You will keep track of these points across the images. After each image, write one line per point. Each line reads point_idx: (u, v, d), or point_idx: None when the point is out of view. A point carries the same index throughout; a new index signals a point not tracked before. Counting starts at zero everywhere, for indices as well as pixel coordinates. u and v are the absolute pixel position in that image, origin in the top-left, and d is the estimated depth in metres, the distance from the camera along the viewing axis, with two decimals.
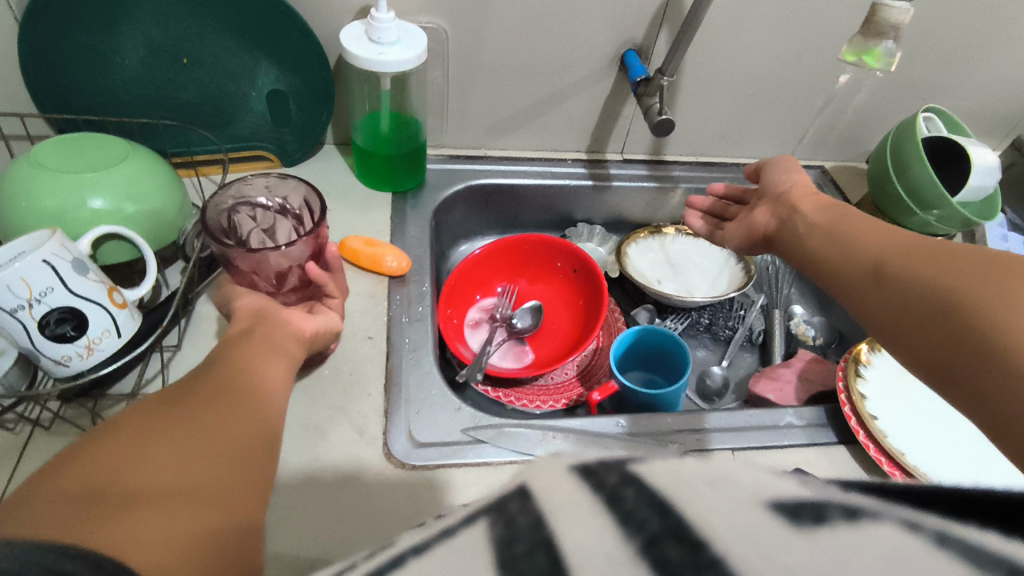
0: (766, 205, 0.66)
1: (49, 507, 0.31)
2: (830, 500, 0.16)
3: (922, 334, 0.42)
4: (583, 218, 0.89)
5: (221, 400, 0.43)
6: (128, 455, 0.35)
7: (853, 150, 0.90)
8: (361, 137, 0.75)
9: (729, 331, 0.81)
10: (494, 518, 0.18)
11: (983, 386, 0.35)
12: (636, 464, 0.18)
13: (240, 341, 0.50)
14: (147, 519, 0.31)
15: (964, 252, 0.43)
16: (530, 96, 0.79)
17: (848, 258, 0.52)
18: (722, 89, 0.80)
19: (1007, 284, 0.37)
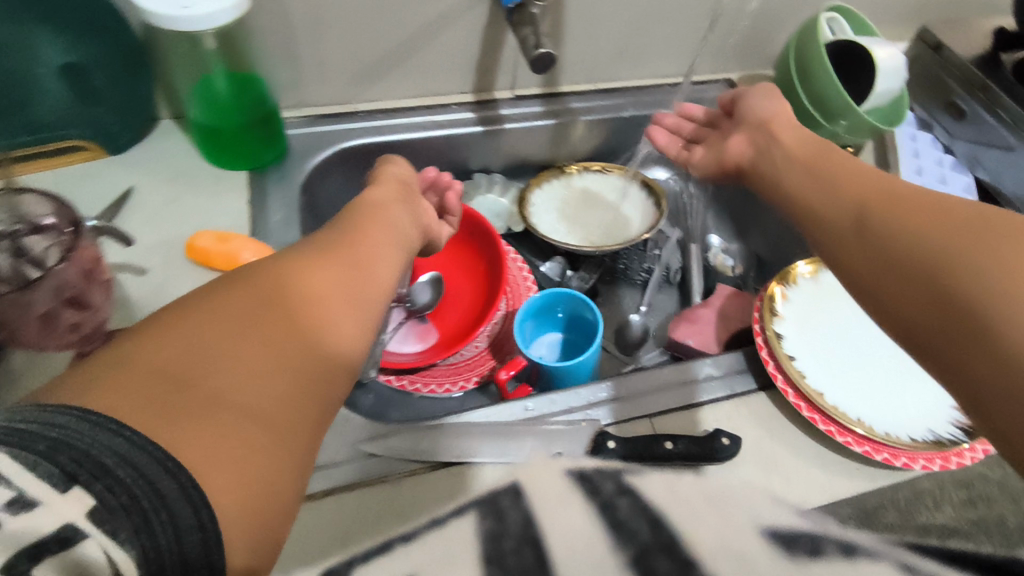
0: (744, 134, 0.60)
1: (133, 390, 0.30)
2: (826, 534, 0.17)
3: (900, 296, 0.39)
4: (479, 167, 0.81)
5: (315, 297, 0.39)
6: (213, 351, 0.33)
7: (759, 58, 0.83)
8: (195, 110, 0.62)
9: (644, 274, 0.77)
10: (485, 511, 0.18)
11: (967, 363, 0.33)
12: (634, 477, 0.19)
13: (343, 232, 0.46)
14: (218, 435, 0.30)
15: (959, 205, 0.39)
16: (393, 35, 0.68)
17: (828, 200, 0.48)
18: (611, 5, 0.71)
19: (1000, 244, 0.35)
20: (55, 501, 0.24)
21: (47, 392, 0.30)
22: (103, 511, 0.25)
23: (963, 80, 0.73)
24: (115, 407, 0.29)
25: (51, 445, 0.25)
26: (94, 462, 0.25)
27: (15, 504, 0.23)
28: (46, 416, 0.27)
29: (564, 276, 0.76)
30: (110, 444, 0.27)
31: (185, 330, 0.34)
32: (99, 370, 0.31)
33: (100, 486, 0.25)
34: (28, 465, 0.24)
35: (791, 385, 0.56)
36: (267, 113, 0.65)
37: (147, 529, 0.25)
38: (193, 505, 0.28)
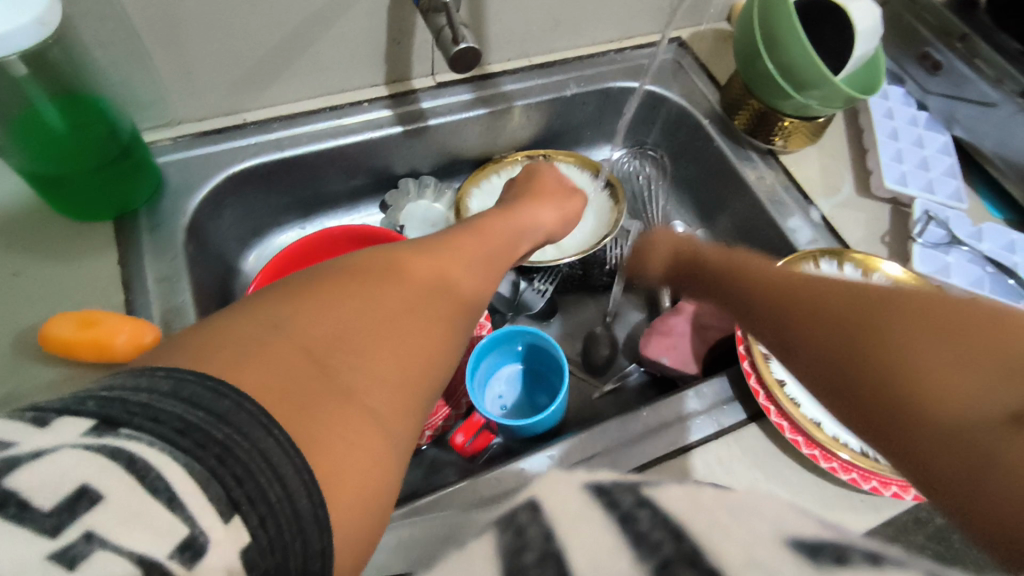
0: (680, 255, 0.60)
1: (273, 373, 0.28)
2: (851, 544, 0.15)
3: (843, 390, 0.35)
4: (406, 171, 0.69)
5: (428, 304, 0.38)
6: (344, 339, 0.32)
7: (714, 10, 0.73)
8: (19, 159, 0.48)
9: (607, 278, 0.68)
10: (502, 528, 0.16)
11: (941, 469, 0.30)
12: (652, 489, 0.17)
13: (453, 237, 0.46)
14: (347, 438, 0.29)
15: (890, 294, 0.36)
16: (275, 29, 0.54)
17: (760, 298, 0.45)
18: None
19: (914, 333, 0.33)
20: (221, 535, 0.22)
21: (183, 351, 0.28)
22: (254, 554, 0.23)
23: (937, 28, 0.66)
24: (262, 391, 0.27)
25: (220, 454, 0.23)
26: (254, 484, 0.23)
27: (186, 552, 0.21)
28: (208, 399, 0.25)
29: (518, 291, 0.66)
30: (268, 451, 0.25)
31: (311, 310, 0.33)
32: (233, 340, 0.29)
33: (255, 518, 0.23)
34: (202, 482, 0.22)
35: (786, 417, 0.49)
36: (126, 146, 0.51)
37: (284, 563, 0.24)
38: (321, 531, 0.26)
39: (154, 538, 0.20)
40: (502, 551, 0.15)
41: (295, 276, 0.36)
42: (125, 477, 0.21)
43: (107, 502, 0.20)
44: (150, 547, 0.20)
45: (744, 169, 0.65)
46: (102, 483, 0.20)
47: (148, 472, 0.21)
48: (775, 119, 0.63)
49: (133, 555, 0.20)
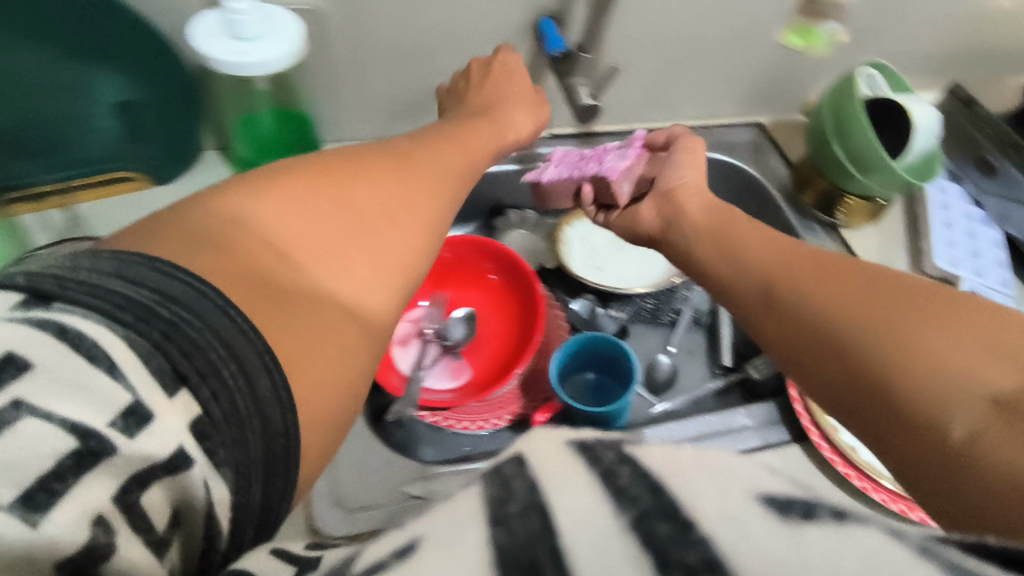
0: (654, 201, 0.60)
1: (226, 268, 0.33)
2: (818, 502, 0.20)
3: (827, 372, 0.38)
4: (511, 203, 0.82)
5: (403, 213, 0.43)
6: (304, 251, 0.37)
7: (790, 103, 0.84)
8: (242, 146, 0.64)
9: (673, 314, 0.78)
10: (491, 480, 0.22)
11: (922, 453, 0.32)
12: (635, 447, 0.23)
13: (423, 149, 0.49)
14: (320, 331, 0.35)
15: (889, 280, 0.39)
16: (435, 76, 0.69)
17: (738, 275, 0.47)
18: (649, 52, 0.71)
19: (913, 319, 0.35)
20: (165, 407, 0.25)
21: (151, 236, 0.34)
22: (204, 423, 0.27)
23: (994, 137, 0.75)
24: (212, 274, 0.32)
25: (164, 328, 0.27)
26: (202, 361, 0.27)
27: (129, 418, 0.24)
28: (153, 278, 0.29)
29: (594, 314, 0.75)
30: (221, 327, 0.29)
31: (283, 208, 0.38)
32: (195, 229, 0.35)
33: (205, 391, 0.27)
34: (143, 353, 0.26)
35: (826, 440, 0.57)
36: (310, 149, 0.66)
37: (240, 434, 0.28)
38: (282, 410, 0.31)
39: (93, 409, 0.24)
40: (489, 501, 0.21)
41: (261, 170, 0.41)
42: (57, 345, 0.24)
43: (33, 371, 0.23)
44: (87, 417, 0.23)
45: (807, 238, 0.75)
46: (30, 352, 0.23)
47: (82, 340, 0.25)
48: (839, 196, 0.73)
49: (61, 423, 0.23)
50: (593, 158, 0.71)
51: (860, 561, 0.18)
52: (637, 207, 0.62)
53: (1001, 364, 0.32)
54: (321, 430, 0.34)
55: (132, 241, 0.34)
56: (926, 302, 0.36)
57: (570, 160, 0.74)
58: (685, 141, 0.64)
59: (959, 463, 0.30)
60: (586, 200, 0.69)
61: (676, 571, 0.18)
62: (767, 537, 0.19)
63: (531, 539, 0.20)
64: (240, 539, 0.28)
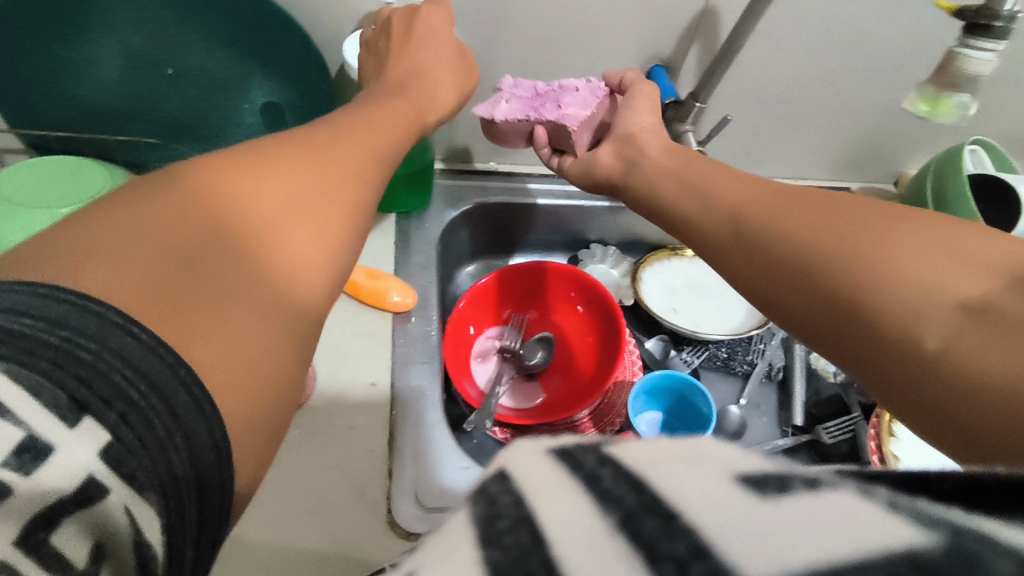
0: (613, 144, 0.59)
1: (140, 264, 0.29)
2: (792, 473, 0.17)
3: (799, 294, 0.39)
4: (596, 238, 0.84)
5: (333, 187, 0.39)
6: (220, 252, 0.32)
7: (885, 172, 0.84)
8: None
9: (747, 365, 0.77)
10: (477, 500, 0.19)
11: (890, 366, 0.34)
12: (615, 446, 0.19)
13: (346, 122, 0.45)
14: (246, 319, 0.32)
15: (851, 203, 0.41)
16: None
17: (705, 211, 0.47)
18: (752, 108, 0.73)
19: (881, 242, 0.37)
20: (68, 441, 0.24)
21: (50, 243, 0.29)
22: (117, 448, 0.25)
23: None
24: (118, 292, 0.28)
25: (54, 357, 0.24)
26: (103, 386, 0.25)
27: (25, 455, 0.23)
28: (43, 305, 0.25)
29: (667, 355, 0.77)
30: (123, 347, 0.26)
31: (178, 207, 0.32)
32: (94, 228, 0.30)
33: (112, 416, 0.25)
34: (31, 389, 0.23)
35: None
36: (422, 167, 0.69)
37: (161, 455, 0.26)
38: (208, 425, 0.28)
39: None
40: (477, 520, 0.18)
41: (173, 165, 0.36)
42: None
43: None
44: None
45: None
46: None
47: None
48: None
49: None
50: (550, 95, 0.64)
51: (834, 532, 0.15)
52: (594, 153, 0.61)
53: (961, 269, 0.34)
54: (253, 429, 0.31)
55: (21, 257, 0.28)
56: (889, 221, 0.38)
57: (524, 92, 0.65)
58: (638, 86, 0.61)
59: (925, 366, 0.32)
60: (540, 145, 0.65)
61: (665, 567, 0.15)
62: (745, 518, 0.16)
63: (520, 553, 0.16)
64: (177, 558, 0.27)
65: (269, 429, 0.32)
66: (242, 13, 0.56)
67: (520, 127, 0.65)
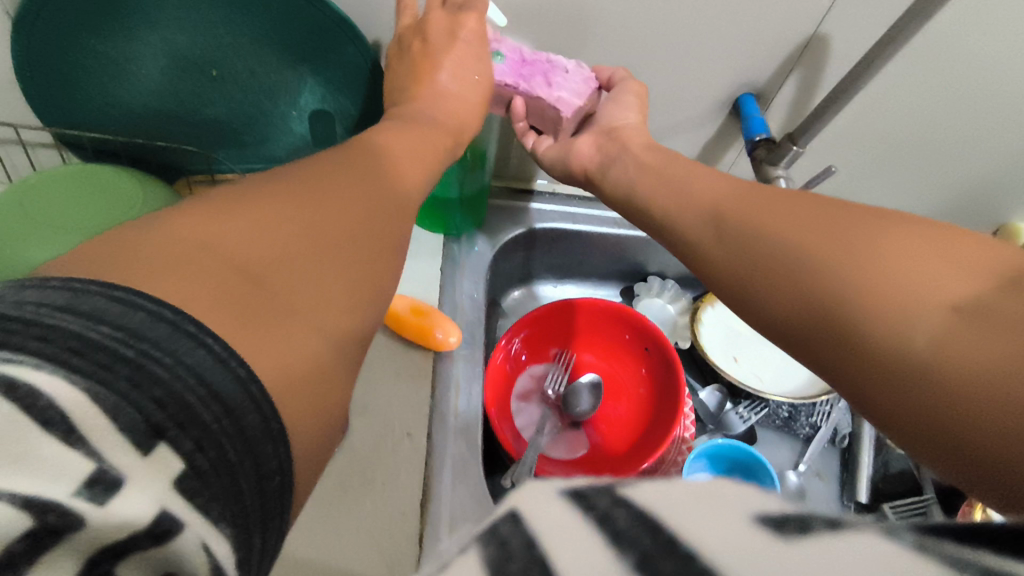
0: (593, 135, 0.57)
1: (197, 288, 0.27)
2: (811, 515, 0.17)
3: (779, 296, 0.35)
4: (655, 270, 0.78)
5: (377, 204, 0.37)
6: (274, 261, 0.30)
7: (983, 222, 0.76)
8: None
9: (809, 429, 0.70)
10: (487, 541, 0.18)
11: (873, 377, 0.29)
12: (627, 489, 0.19)
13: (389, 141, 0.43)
14: (306, 288, 0.31)
15: (828, 199, 0.37)
16: None
17: (683, 204, 0.44)
18: (851, 149, 0.66)
19: (866, 236, 0.33)
20: (138, 470, 0.21)
21: (100, 257, 0.27)
22: (191, 479, 0.22)
23: None
24: (192, 300, 0.26)
25: (130, 374, 0.22)
26: (179, 408, 0.23)
27: (96, 487, 0.20)
28: (116, 313, 0.23)
29: (722, 408, 0.71)
30: (195, 362, 0.24)
31: (246, 220, 0.31)
32: (156, 247, 0.28)
33: (189, 442, 0.23)
34: (108, 410, 0.21)
35: None
36: (477, 191, 0.65)
37: (229, 483, 0.24)
38: (273, 443, 0.26)
39: (53, 479, 0.19)
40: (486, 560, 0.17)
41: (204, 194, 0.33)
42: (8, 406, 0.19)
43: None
44: (45, 488, 0.19)
45: None
46: None
47: (37, 399, 0.20)
48: None
49: (16, 500, 0.18)
50: (539, 66, 0.54)
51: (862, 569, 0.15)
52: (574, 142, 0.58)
53: (955, 268, 0.30)
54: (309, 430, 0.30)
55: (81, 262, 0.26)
56: (872, 215, 0.34)
57: (510, 54, 0.54)
58: (627, 84, 0.56)
59: (917, 378, 0.28)
60: (517, 117, 0.58)
61: None
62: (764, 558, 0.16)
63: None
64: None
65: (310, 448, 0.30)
66: (300, 19, 0.50)
67: (502, 94, 0.57)
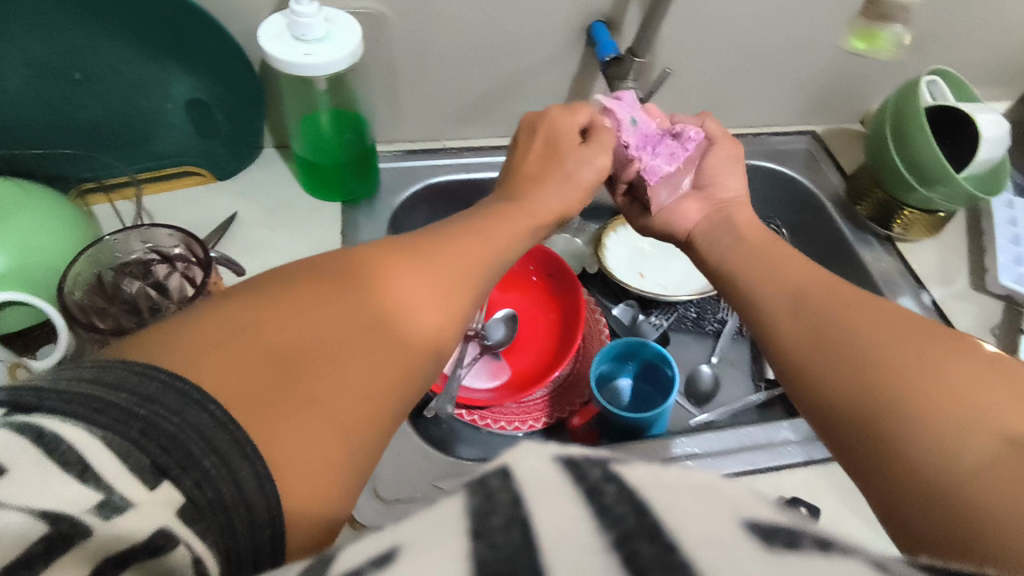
0: (700, 202, 0.59)
1: (231, 375, 0.31)
2: (804, 531, 0.18)
3: (834, 389, 0.38)
4: None
5: (428, 296, 0.40)
6: (290, 339, 0.33)
7: (848, 111, 0.82)
8: (300, 144, 0.66)
9: (717, 324, 0.76)
10: (474, 490, 0.19)
11: (902, 489, 0.33)
12: (621, 464, 0.20)
13: (456, 238, 0.45)
14: (337, 387, 0.33)
15: (930, 322, 0.39)
16: (490, 80, 0.71)
17: (769, 280, 0.47)
18: (702, 57, 0.71)
19: (935, 362, 0.35)
20: (146, 500, 0.23)
21: (147, 345, 0.31)
22: (192, 510, 0.25)
23: None
24: (217, 386, 0.30)
25: (142, 427, 0.25)
26: (182, 454, 0.26)
27: (105, 507, 0.22)
28: (134, 382, 0.27)
29: (636, 321, 0.75)
30: (198, 422, 0.27)
31: (279, 314, 0.34)
32: (199, 336, 0.32)
33: (189, 482, 0.25)
34: (122, 453, 0.24)
35: None
36: (365, 152, 0.68)
37: (229, 524, 0.26)
38: (266, 497, 0.28)
39: (63, 496, 0.21)
40: (472, 511, 0.18)
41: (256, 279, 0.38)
42: (31, 449, 0.22)
43: (6, 474, 0.21)
44: (60, 504, 0.21)
45: (862, 251, 0.73)
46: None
47: (59, 444, 0.22)
48: (897, 208, 0.71)
49: (36, 511, 0.21)
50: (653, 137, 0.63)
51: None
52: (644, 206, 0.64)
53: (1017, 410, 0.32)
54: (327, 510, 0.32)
55: (143, 344, 0.31)
56: (964, 344, 0.36)
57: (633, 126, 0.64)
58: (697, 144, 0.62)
59: (941, 499, 0.31)
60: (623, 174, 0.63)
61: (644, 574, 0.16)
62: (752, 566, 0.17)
63: (512, 555, 0.17)
64: None
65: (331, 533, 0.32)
66: (148, 11, 0.55)
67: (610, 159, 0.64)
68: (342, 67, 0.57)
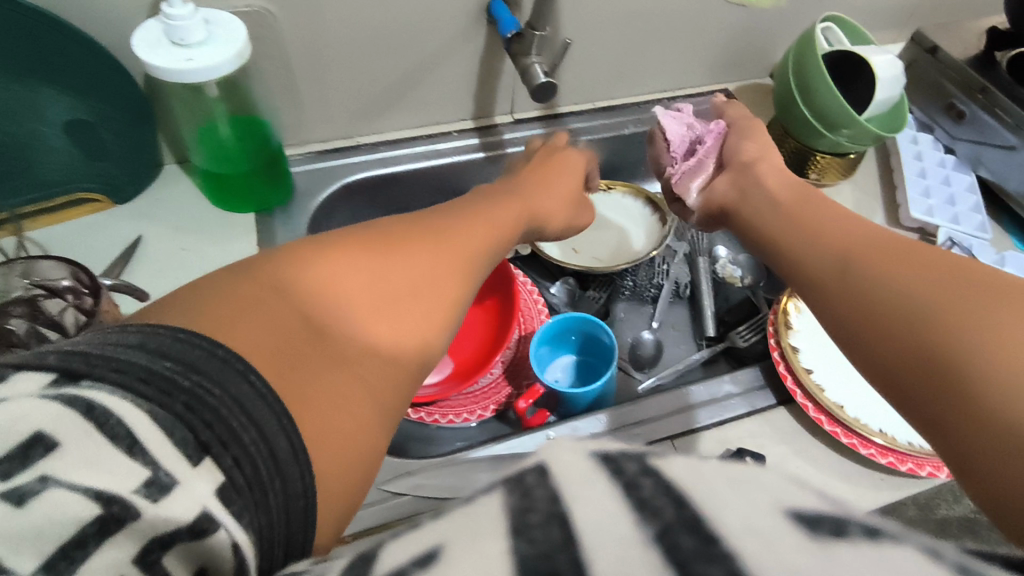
0: (730, 173, 0.61)
1: (267, 341, 0.36)
2: (850, 519, 0.17)
3: (892, 344, 0.38)
4: None
5: (432, 281, 0.45)
6: (313, 315, 0.40)
7: (755, 67, 0.84)
8: (201, 156, 0.64)
9: (654, 289, 0.77)
10: (512, 489, 0.18)
11: (974, 444, 0.31)
12: (659, 459, 0.19)
13: (455, 230, 0.50)
14: (353, 359, 0.39)
15: (997, 276, 0.37)
16: (396, 70, 0.69)
17: (818, 249, 0.47)
18: (607, 27, 0.71)
19: (993, 313, 0.34)
20: (189, 476, 0.27)
21: (194, 313, 0.36)
22: (229, 489, 0.28)
23: (960, 82, 0.75)
24: (256, 353, 0.35)
25: (186, 401, 0.29)
26: (222, 428, 0.29)
27: (152, 487, 0.25)
28: (177, 349, 0.31)
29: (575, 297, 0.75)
30: (239, 392, 0.32)
31: (300, 289, 0.41)
32: (237, 308, 0.37)
33: (228, 460, 0.29)
34: (167, 427, 0.27)
35: (811, 400, 0.58)
36: (273, 156, 0.66)
37: (261, 495, 0.30)
38: (297, 468, 0.33)
39: (117, 477, 0.25)
40: (510, 509, 0.18)
41: (288, 261, 0.43)
42: (84, 420, 0.25)
43: (61, 449, 0.24)
44: (110, 484, 0.24)
45: None
46: (58, 431, 0.24)
47: (108, 417, 0.26)
48: (810, 155, 0.73)
49: (91, 491, 0.24)
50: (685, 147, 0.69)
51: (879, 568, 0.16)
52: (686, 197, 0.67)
53: None
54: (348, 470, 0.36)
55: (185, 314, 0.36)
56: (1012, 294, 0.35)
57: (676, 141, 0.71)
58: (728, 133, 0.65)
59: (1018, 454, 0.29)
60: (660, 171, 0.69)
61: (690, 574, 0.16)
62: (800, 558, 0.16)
63: (550, 549, 0.17)
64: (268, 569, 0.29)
65: (351, 487, 0.37)
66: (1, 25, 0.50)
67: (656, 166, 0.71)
68: (229, 69, 0.54)
